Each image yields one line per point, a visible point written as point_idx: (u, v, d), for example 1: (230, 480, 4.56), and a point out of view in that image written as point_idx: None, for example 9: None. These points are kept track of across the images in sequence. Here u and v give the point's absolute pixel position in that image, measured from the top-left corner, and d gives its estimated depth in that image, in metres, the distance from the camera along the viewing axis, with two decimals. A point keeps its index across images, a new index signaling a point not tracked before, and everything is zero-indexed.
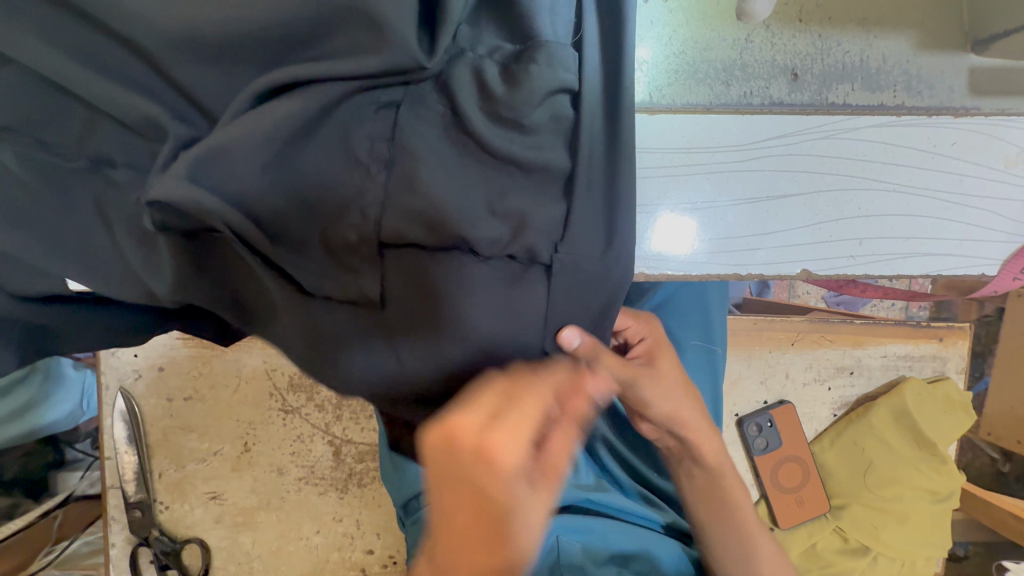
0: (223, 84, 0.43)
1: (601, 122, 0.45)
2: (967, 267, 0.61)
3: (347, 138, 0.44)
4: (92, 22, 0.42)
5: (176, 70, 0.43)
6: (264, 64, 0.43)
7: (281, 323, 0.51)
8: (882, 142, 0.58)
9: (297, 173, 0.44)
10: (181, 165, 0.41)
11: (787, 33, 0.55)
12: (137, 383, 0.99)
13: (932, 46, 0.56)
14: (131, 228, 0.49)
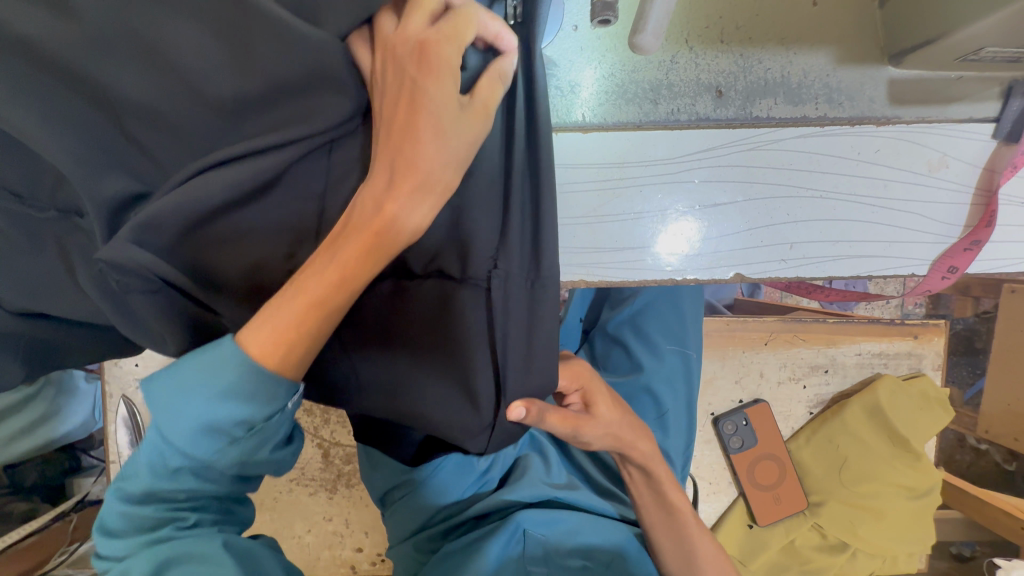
0: (197, 140, 0.53)
1: (525, 155, 0.54)
2: (894, 267, 0.63)
3: (303, 176, 0.55)
4: (79, 88, 0.50)
5: (150, 133, 0.53)
6: (232, 123, 0.53)
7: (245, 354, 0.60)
8: (808, 152, 0.61)
9: (259, 210, 0.55)
10: (164, 203, 0.51)
11: (710, 53, 0.59)
12: (137, 392, 1.06)
13: (851, 60, 0.60)
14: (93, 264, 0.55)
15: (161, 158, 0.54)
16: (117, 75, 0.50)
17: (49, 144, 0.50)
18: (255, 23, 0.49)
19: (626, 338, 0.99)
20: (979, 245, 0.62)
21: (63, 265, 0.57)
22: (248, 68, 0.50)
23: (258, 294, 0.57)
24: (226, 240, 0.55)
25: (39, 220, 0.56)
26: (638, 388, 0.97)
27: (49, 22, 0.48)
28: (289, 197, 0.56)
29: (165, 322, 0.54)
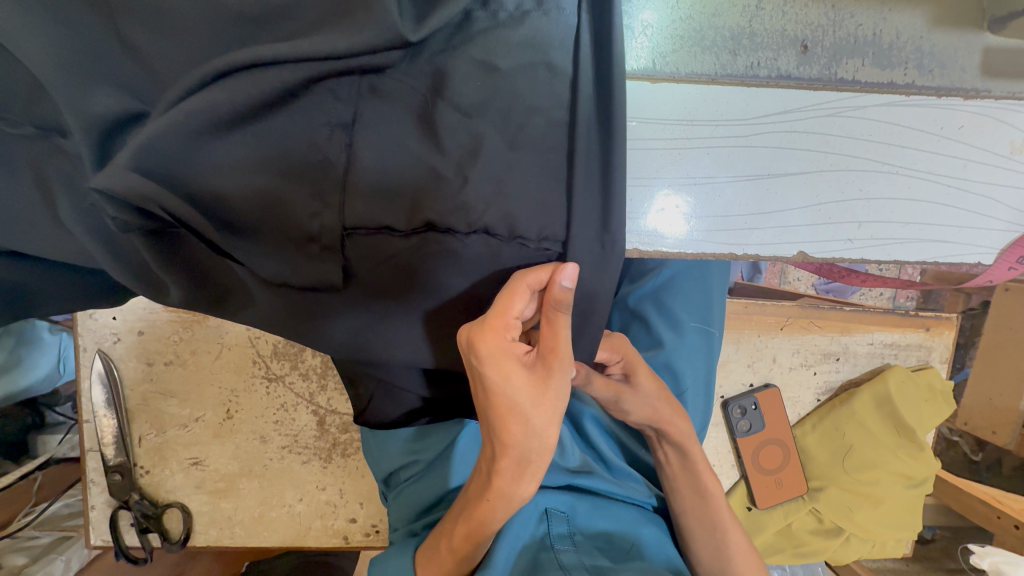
0: (201, 49, 0.44)
1: (591, 101, 0.51)
2: (962, 254, 0.60)
3: (331, 104, 0.48)
4: None
5: (144, 37, 0.43)
6: (248, 32, 0.44)
7: (255, 302, 0.55)
8: (889, 123, 0.56)
9: (277, 141, 0.47)
10: (164, 120, 0.43)
11: (800, 1, 0.53)
12: (115, 346, 0.97)
13: (948, 23, 0.54)
14: (81, 195, 0.48)
15: (158, 67, 0.45)
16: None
17: (33, 45, 0.42)
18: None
19: (648, 313, 0.95)
20: None
21: (38, 196, 0.48)
22: None
23: (277, 237, 0.50)
24: (238, 171, 0.47)
25: (10, 139, 0.47)
26: (659, 364, 0.94)
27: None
28: (313, 123, 0.48)
29: (168, 257, 0.49)
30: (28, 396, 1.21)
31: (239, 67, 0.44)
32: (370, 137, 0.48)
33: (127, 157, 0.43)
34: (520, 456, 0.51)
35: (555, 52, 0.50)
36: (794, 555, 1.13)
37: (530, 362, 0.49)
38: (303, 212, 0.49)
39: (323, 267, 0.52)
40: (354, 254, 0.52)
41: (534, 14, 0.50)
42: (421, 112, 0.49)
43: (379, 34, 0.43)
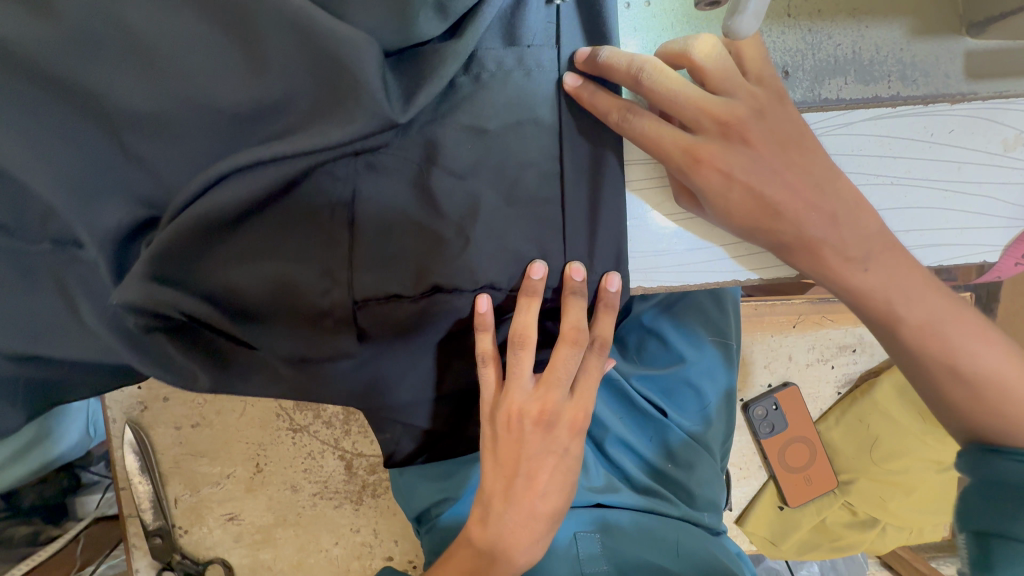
0: (200, 152, 0.46)
1: (580, 151, 0.53)
2: (967, 254, 0.59)
3: (332, 188, 0.50)
4: (65, 101, 0.43)
5: (144, 146, 0.45)
6: (242, 133, 0.46)
7: (275, 378, 0.57)
8: (879, 135, 0.56)
9: (282, 230, 0.50)
10: (171, 229, 0.46)
11: (776, 30, 0.54)
12: (143, 414, 0.99)
13: (926, 32, 0.55)
14: (98, 299, 0.50)
15: (162, 174, 0.47)
16: (116, 81, 0.43)
17: (42, 172, 0.44)
18: (271, 13, 0.42)
19: (666, 330, 0.98)
20: None
21: (63, 304, 0.51)
22: (264, 72, 0.44)
23: (292, 316, 0.52)
24: (250, 263, 0.50)
25: (31, 255, 0.49)
26: (679, 378, 0.97)
27: (38, 23, 0.41)
28: (314, 209, 0.50)
29: (191, 351, 0.52)
30: (52, 466, 1.12)
31: (236, 169, 0.45)
32: (369, 210, 0.50)
33: (143, 269, 0.46)
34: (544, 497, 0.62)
35: (541, 109, 0.52)
36: (831, 550, 1.10)
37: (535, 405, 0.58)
38: (312, 292, 0.51)
39: (338, 340, 0.54)
40: (366, 325, 0.53)
41: (516, 76, 0.51)
42: (418, 181, 0.51)
43: (370, 123, 0.45)
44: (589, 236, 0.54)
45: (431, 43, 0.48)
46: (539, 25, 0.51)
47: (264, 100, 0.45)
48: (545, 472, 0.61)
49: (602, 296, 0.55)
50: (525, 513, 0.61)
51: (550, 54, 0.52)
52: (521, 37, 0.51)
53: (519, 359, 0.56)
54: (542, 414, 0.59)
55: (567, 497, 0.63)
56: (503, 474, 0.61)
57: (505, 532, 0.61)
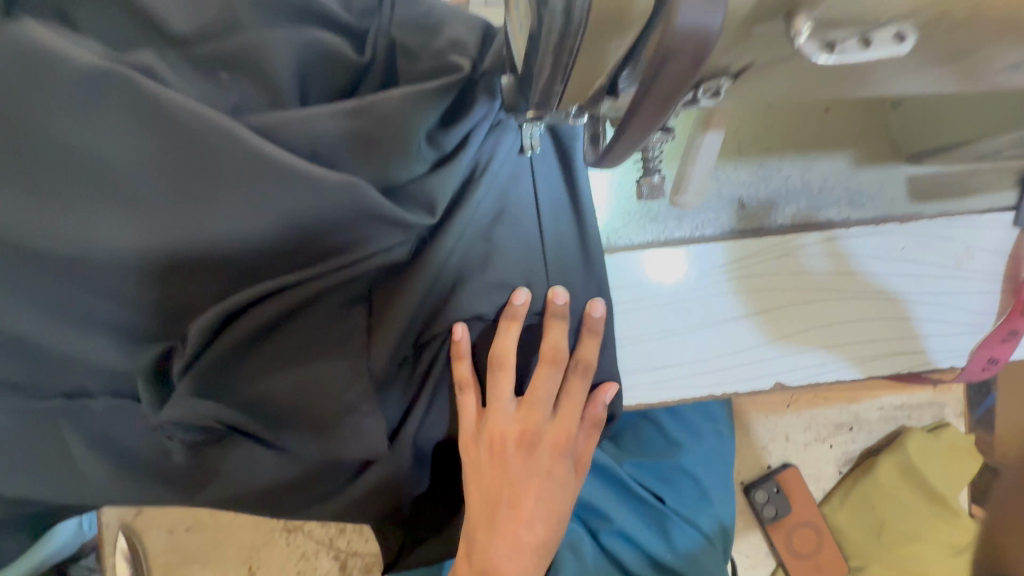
0: (189, 296, 0.45)
1: (559, 263, 0.54)
2: (935, 361, 0.61)
3: (339, 298, 0.48)
4: (58, 270, 0.45)
5: (121, 296, 0.45)
6: (245, 273, 0.45)
7: (286, 489, 0.55)
8: (836, 254, 0.60)
9: (294, 348, 0.48)
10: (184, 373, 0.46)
11: (729, 167, 0.58)
12: (138, 518, 0.99)
13: (869, 161, 0.60)
14: (94, 444, 0.51)
15: (147, 312, 0.46)
16: (117, 249, 0.43)
17: (53, 325, 0.46)
18: (262, 165, 0.42)
19: (659, 419, 1.00)
20: (1017, 335, 0.60)
21: (56, 445, 0.52)
22: (266, 215, 0.43)
23: (314, 431, 0.49)
24: (267, 384, 0.48)
25: (25, 405, 0.50)
26: (676, 467, 0.96)
27: (45, 202, 0.43)
28: (323, 323, 0.48)
29: (182, 477, 0.53)
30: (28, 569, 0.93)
31: (258, 297, 0.45)
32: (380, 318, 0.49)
33: (179, 398, 0.46)
34: (535, 533, 0.50)
35: (517, 233, 0.52)
36: None
37: (520, 434, 0.51)
38: (327, 404, 0.49)
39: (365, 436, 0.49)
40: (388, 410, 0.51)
41: (494, 205, 0.52)
42: (425, 281, 0.49)
43: (402, 238, 0.47)
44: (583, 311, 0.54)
45: (416, 182, 0.47)
46: (512, 173, 0.53)
47: (285, 230, 0.44)
48: (531, 501, 0.50)
49: (585, 322, 0.53)
50: (509, 549, 0.49)
51: (522, 185, 0.53)
52: (496, 168, 0.52)
53: (497, 380, 0.51)
54: (524, 430, 0.51)
55: (560, 532, 0.52)
56: (481, 505, 0.51)
57: (491, 569, 0.49)
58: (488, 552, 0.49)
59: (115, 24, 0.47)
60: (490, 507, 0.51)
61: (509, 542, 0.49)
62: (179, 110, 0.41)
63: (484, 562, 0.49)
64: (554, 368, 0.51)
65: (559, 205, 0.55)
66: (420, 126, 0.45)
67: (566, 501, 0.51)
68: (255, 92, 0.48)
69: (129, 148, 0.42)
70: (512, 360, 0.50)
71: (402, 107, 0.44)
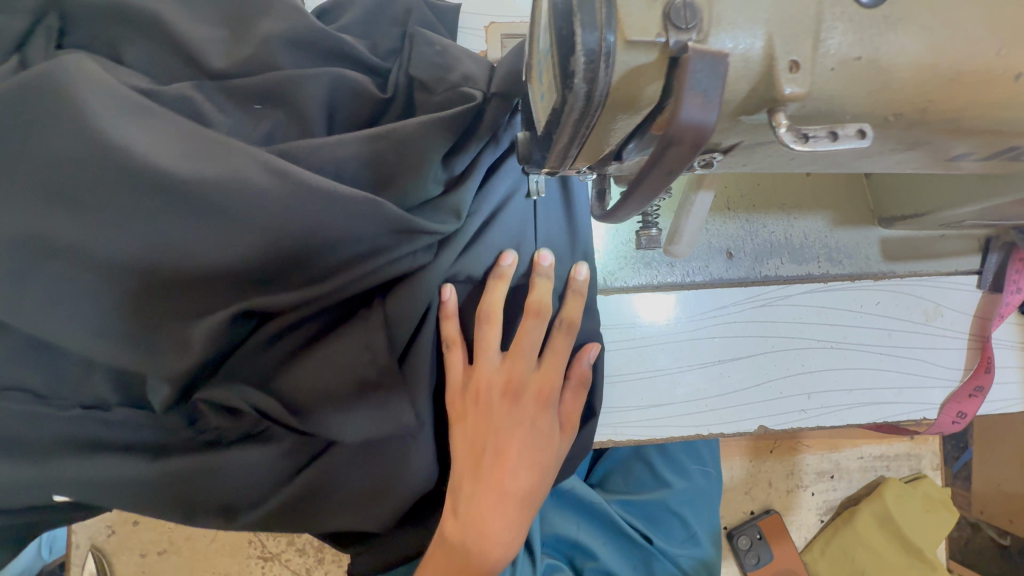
0: (203, 304, 0.47)
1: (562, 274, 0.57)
2: (907, 412, 0.65)
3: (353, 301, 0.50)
4: (73, 283, 0.45)
5: (134, 308, 0.46)
6: (261, 282, 0.47)
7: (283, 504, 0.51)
8: (816, 306, 0.64)
9: (305, 347, 0.50)
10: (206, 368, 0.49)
11: (718, 220, 0.63)
12: (108, 539, 0.95)
13: (845, 222, 0.65)
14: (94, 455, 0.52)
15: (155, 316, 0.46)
16: (145, 269, 0.45)
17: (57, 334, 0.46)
18: (285, 183, 0.45)
19: (651, 457, 1.01)
20: (983, 391, 0.64)
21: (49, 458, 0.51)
22: (287, 227, 0.45)
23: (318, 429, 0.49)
24: (275, 379, 0.49)
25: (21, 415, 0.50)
26: (664, 506, 0.98)
27: (71, 222, 0.44)
28: (335, 324, 0.51)
29: (164, 499, 0.51)
30: None
31: (282, 305, 0.47)
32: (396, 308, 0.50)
33: (213, 392, 0.48)
34: (518, 483, 0.49)
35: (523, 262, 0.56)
36: None
37: (506, 387, 0.51)
38: (334, 395, 0.49)
39: (394, 413, 0.50)
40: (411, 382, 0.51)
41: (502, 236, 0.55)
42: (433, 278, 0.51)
43: (429, 241, 0.49)
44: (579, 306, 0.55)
45: (434, 201, 0.51)
46: (517, 213, 0.56)
47: (319, 236, 0.46)
48: (515, 448, 0.50)
49: (568, 285, 0.56)
50: (492, 497, 0.48)
51: (528, 221, 0.57)
52: (513, 206, 0.55)
53: (484, 334, 0.52)
54: (507, 379, 0.51)
55: (546, 479, 0.51)
56: (465, 455, 0.50)
57: (473, 518, 0.48)
58: (471, 503, 0.49)
59: (163, 59, 0.52)
60: (473, 460, 0.50)
61: (493, 490, 0.48)
62: (219, 142, 0.45)
63: (467, 514, 0.48)
64: (540, 320, 0.52)
65: (562, 233, 0.59)
66: (437, 152, 0.48)
67: (550, 447, 0.51)
68: (285, 124, 0.52)
69: (161, 174, 0.44)
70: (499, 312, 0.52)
71: (422, 132, 0.47)
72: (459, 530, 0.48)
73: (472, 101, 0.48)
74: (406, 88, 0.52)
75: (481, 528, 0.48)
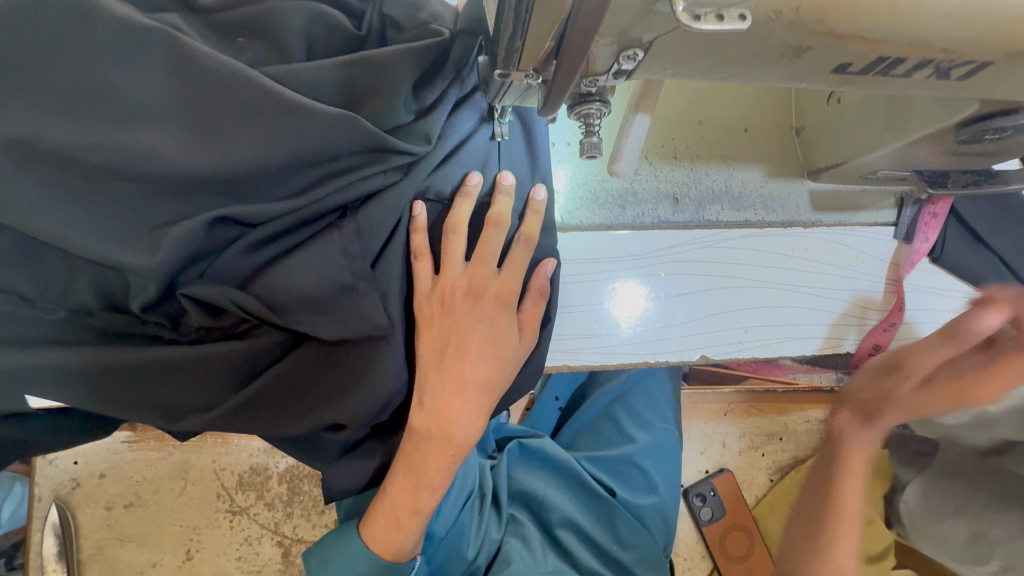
0: (192, 208, 0.52)
1: (522, 199, 0.63)
2: (832, 346, 0.72)
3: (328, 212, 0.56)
4: (71, 186, 0.50)
5: (126, 211, 0.51)
6: (249, 189, 0.53)
7: (253, 397, 0.55)
8: (752, 249, 0.71)
9: (284, 253, 0.55)
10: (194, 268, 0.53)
11: (666, 167, 0.70)
12: (73, 492, 0.95)
13: (779, 175, 0.72)
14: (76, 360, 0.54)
15: (149, 216, 0.51)
16: (141, 177, 0.50)
17: (45, 230, 0.49)
18: (269, 97, 0.50)
19: (617, 414, 1.07)
20: (895, 326, 0.72)
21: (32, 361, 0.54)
22: (272, 137, 0.51)
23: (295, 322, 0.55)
24: (258, 280, 0.55)
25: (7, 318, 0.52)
26: (625, 459, 1.03)
27: (73, 128, 0.48)
28: (311, 234, 0.56)
29: (146, 396, 0.54)
30: None
31: (265, 212, 0.53)
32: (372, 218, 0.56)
33: (197, 288, 0.52)
34: (478, 372, 0.58)
35: (484, 192, 0.62)
36: None
37: (469, 289, 0.58)
38: (307, 293, 0.54)
39: (366, 311, 0.55)
40: (382, 285, 0.57)
41: (466, 165, 0.61)
42: (402, 194, 0.57)
43: (400, 161, 0.56)
44: (532, 223, 0.61)
45: (405, 128, 0.57)
46: (481, 146, 0.62)
47: (302, 151, 0.52)
48: (476, 343, 0.58)
49: (528, 204, 0.62)
50: (455, 382, 0.57)
51: (491, 157, 0.63)
52: (479, 136, 0.62)
53: (450, 243, 0.59)
54: (467, 286, 0.58)
55: (503, 374, 0.59)
56: (430, 352, 0.58)
57: (439, 401, 0.57)
58: (437, 389, 0.57)
59: None
60: (439, 354, 0.58)
61: (456, 378, 0.57)
62: (207, 57, 0.49)
63: (435, 398, 0.57)
64: (497, 229, 0.59)
65: (524, 168, 0.65)
66: (405, 77, 0.54)
67: (507, 342, 0.59)
68: (266, 53, 0.56)
69: (165, 94, 0.50)
70: (462, 222, 0.59)
71: (392, 59, 0.53)
72: (426, 416, 0.57)
73: (440, 36, 0.55)
74: (379, 29, 0.58)
75: (444, 414, 0.57)
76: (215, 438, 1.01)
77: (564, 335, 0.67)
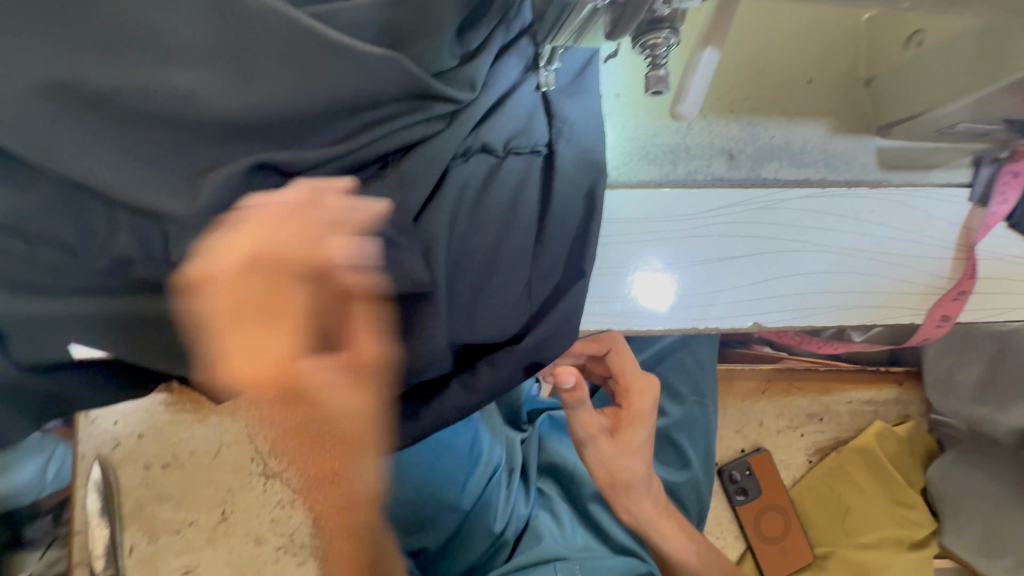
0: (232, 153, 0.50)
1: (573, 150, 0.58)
2: (895, 316, 0.67)
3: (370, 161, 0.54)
4: (111, 130, 0.48)
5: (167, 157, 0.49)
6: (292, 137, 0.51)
7: None
8: (813, 210, 0.66)
9: None
10: None
11: (722, 121, 0.65)
12: (114, 451, 0.97)
13: (844, 130, 0.67)
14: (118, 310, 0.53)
15: (192, 163, 0.50)
16: (179, 120, 0.48)
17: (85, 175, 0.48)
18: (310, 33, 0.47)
19: None
20: (965, 295, 0.67)
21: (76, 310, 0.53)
22: (313, 79, 0.48)
23: None
24: None
25: (48, 266, 0.52)
26: (660, 433, 1.01)
27: (109, 66, 0.46)
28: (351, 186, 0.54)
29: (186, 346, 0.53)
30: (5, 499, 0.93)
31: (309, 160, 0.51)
32: (362, 212, 0.47)
33: None
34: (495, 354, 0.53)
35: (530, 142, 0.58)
36: None
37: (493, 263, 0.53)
38: None
39: (408, 265, 0.53)
40: (427, 237, 0.54)
41: (512, 115, 0.58)
42: (447, 144, 0.55)
43: (443, 109, 0.54)
44: (580, 177, 0.58)
45: (450, 73, 0.54)
46: (528, 96, 0.59)
47: (346, 96, 0.50)
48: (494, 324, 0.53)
49: (577, 156, 0.58)
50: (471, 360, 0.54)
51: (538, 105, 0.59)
52: (526, 85, 0.59)
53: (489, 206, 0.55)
54: None
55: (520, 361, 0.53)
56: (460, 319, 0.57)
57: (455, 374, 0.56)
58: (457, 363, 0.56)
59: None
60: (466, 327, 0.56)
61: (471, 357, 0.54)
62: None
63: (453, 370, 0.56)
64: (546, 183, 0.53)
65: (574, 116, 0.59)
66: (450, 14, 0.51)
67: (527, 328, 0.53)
68: None
69: (202, 33, 0.47)
70: None
71: None
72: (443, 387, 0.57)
73: None
74: None
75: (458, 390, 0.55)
76: (248, 402, 1.02)
77: (609, 295, 0.64)
